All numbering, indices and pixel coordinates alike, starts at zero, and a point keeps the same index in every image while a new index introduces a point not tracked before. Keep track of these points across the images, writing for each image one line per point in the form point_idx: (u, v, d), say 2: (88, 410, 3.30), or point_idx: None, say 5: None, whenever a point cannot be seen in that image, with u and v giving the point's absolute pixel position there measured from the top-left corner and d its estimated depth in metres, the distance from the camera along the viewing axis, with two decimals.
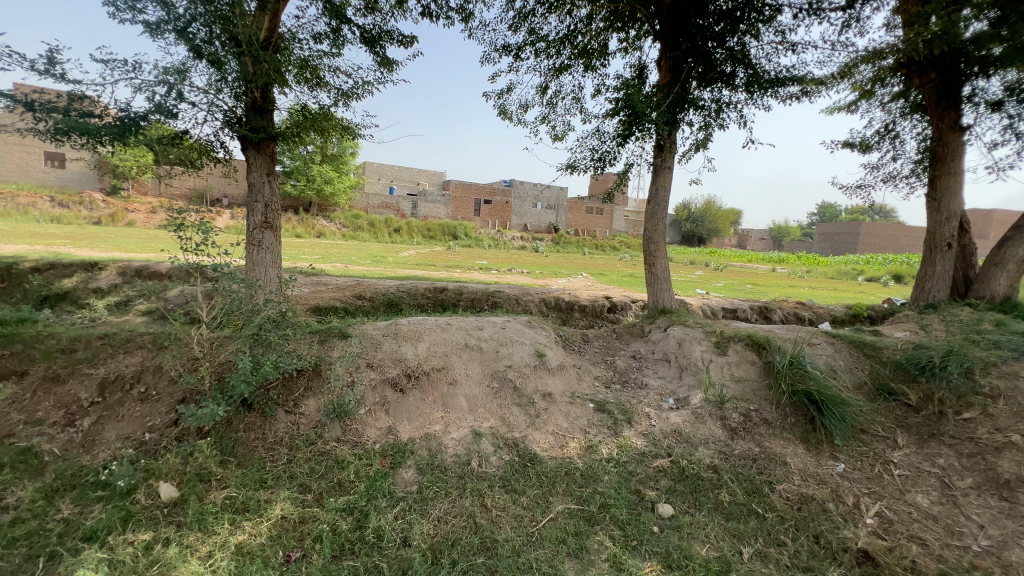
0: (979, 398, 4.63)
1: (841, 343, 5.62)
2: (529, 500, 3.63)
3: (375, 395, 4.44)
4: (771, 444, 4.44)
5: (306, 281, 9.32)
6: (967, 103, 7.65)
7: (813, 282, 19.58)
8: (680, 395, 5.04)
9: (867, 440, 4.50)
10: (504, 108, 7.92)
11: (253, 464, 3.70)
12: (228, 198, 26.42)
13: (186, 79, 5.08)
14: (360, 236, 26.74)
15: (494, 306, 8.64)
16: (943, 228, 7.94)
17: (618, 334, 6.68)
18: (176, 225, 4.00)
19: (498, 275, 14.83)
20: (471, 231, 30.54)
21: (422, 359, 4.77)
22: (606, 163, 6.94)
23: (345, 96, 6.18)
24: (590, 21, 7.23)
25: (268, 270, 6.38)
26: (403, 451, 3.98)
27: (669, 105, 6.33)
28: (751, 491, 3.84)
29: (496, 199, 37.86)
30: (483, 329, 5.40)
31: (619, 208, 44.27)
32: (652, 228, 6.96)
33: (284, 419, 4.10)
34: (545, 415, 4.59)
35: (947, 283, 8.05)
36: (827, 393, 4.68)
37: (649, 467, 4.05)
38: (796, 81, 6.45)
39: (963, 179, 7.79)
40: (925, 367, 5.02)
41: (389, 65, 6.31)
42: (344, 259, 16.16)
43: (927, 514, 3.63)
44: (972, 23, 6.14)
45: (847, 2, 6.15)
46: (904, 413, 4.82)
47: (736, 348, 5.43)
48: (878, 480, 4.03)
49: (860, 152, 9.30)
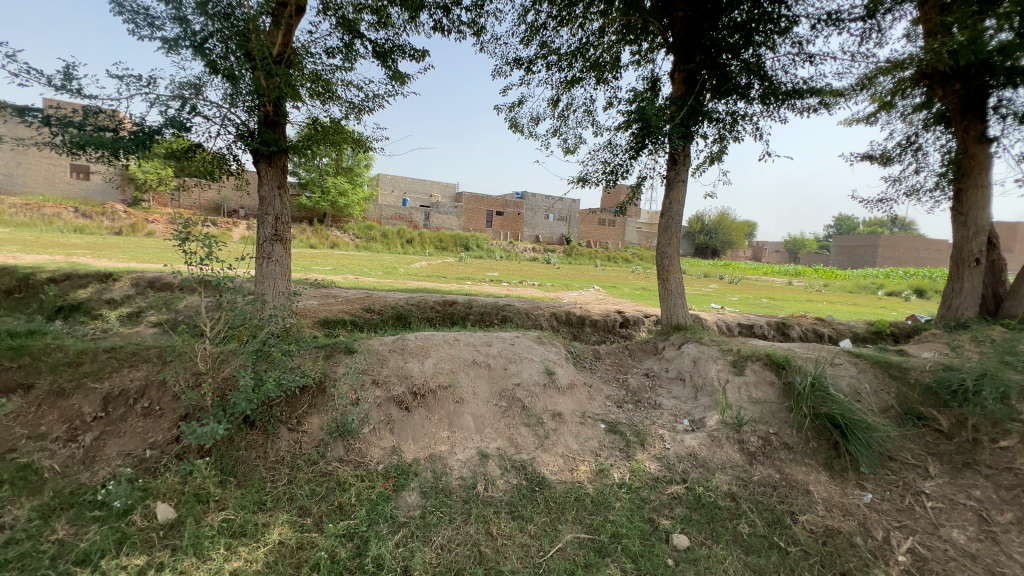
0: (1017, 425, 4.34)
1: (865, 363, 5.37)
2: (537, 528, 3.46)
3: (379, 412, 4.33)
4: (793, 470, 4.23)
5: (316, 294, 9.31)
6: (993, 114, 7.42)
7: (833, 297, 19.14)
8: (696, 417, 4.83)
9: (896, 469, 4.25)
10: (515, 121, 7.88)
11: (253, 484, 3.61)
12: (245, 209, 26.93)
13: (201, 94, 5.13)
14: (373, 247, 27.04)
15: (504, 320, 8.51)
16: (970, 243, 7.67)
17: (630, 351, 6.51)
18: (180, 238, 3.95)
19: (509, 287, 14.81)
20: (483, 243, 30.57)
21: (429, 376, 4.65)
22: (619, 176, 6.84)
23: (356, 109, 6.17)
24: (602, 34, 7.21)
25: (277, 283, 6.34)
26: (407, 472, 3.86)
27: (684, 117, 6.21)
28: (771, 523, 3.62)
29: (508, 211, 38.00)
30: (491, 345, 5.28)
31: (632, 220, 44.45)
32: (666, 242, 6.79)
33: (287, 436, 4.03)
34: (554, 436, 4.42)
35: (975, 300, 7.74)
36: (851, 417, 4.44)
37: (663, 493, 3.87)
38: (813, 94, 6.32)
39: (990, 193, 7.51)
40: (957, 391, 4.75)
41: (401, 78, 6.30)
42: (355, 271, 15.92)
43: (965, 552, 3.39)
44: (997, 34, 5.96)
45: (867, 12, 6.00)
46: (936, 440, 4.55)
47: (755, 368, 5.20)
48: (909, 513, 3.79)
49: (881, 165, 9.08)
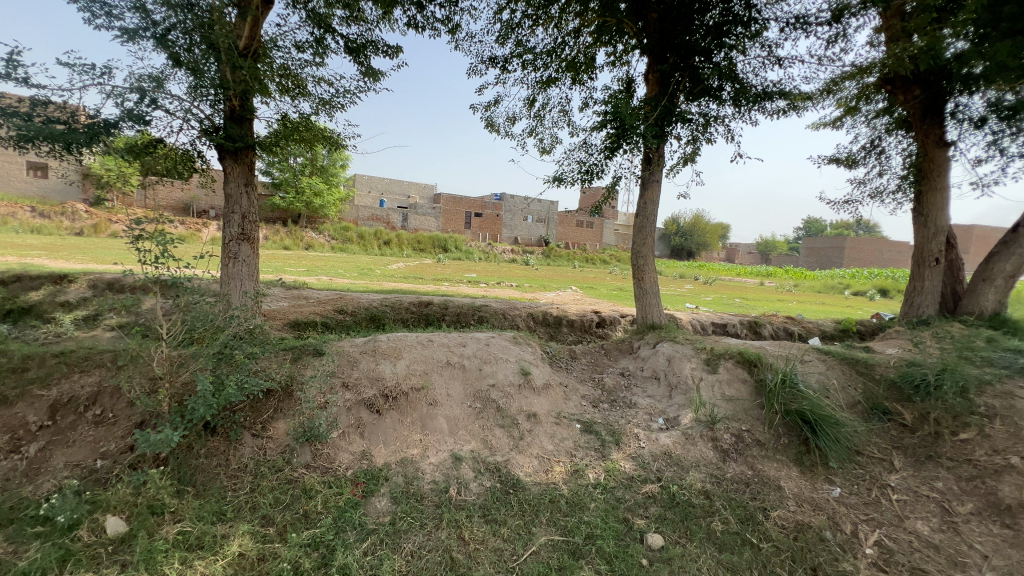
0: (976, 417, 4.48)
1: (833, 360, 5.47)
2: (511, 531, 3.40)
3: (349, 416, 4.20)
4: (765, 466, 4.27)
5: (287, 295, 9.03)
6: (951, 119, 7.71)
7: (803, 296, 19.66)
8: (670, 415, 4.85)
9: (863, 463, 4.34)
10: (491, 121, 7.83)
11: (213, 494, 3.44)
12: (215, 209, 26.13)
13: (162, 87, 4.89)
14: (349, 247, 26.75)
15: (481, 320, 8.42)
16: (931, 243, 7.95)
17: (606, 350, 6.50)
18: (133, 237, 3.74)
19: (487, 288, 14.78)
20: (462, 244, 30.42)
21: (401, 378, 4.53)
22: (594, 176, 6.83)
23: (327, 105, 5.97)
24: (578, 35, 7.21)
25: (243, 284, 6.11)
26: (377, 478, 3.74)
27: (658, 118, 6.25)
28: (744, 519, 3.64)
29: (487, 212, 37.88)
30: (466, 345, 5.18)
31: (610, 222, 44.95)
32: (641, 242, 6.82)
33: (251, 443, 3.87)
34: (529, 438, 4.36)
35: (936, 298, 8.00)
36: (821, 412, 4.52)
37: (638, 492, 3.85)
38: (783, 96, 6.44)
39: (949, 194, 7.80)
40: (920, 385, 4.88)
41: (374, 74, 6.14)
42: (331, 271, 16.02)
43: (928, 543, 3.49)
44: (954, 42, 6.20)
45: (834, 17, 6.14)
46: (900, 433, 4.66)
47: (728, 366, 5.24)
48: (876, 506, 3.87)
49: (847, 168, 9.35)
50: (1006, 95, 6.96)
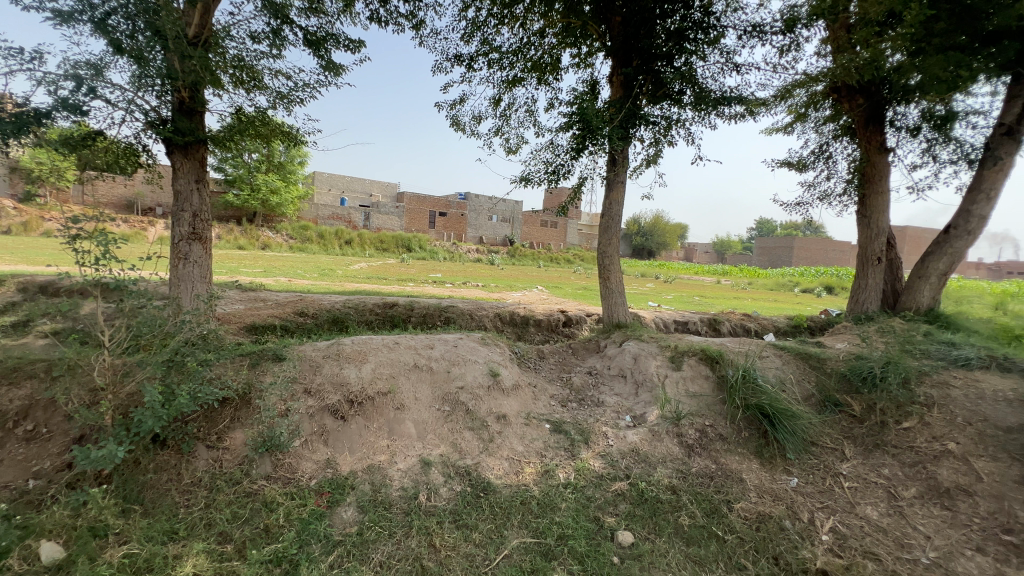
0: (916, 407, 4.79)
1: (788, 355, 5.70)
2: (482, 536, 3.36)
3: (312, 423, 4.04)
4: (727, 460, 4.41)
5: (242, 297, 8.61)
6: (891, 127, 8.23)
7: (757, 294, 20.53)
8: (637, 413, 4.93)
9: (818, 453, 4.55)
10: (456, 120, 7.74)
11: (163, 512, 3.23)
12: (161, 207, 24.68)
13: (101, 75, 4.55)
14: (309, 247, 25.92)
15: (447, 321, 8.31)
16: (873, 243, 8.46)
17: (573, 349, 6.54)
18: (69, 237, 3.45)
19: (452, 288, 14.61)
20: (426, 243, 30.05)
21: (367, 382, 4.38)
22: (561, 177, 6.86)
23: (285, 100, 5.71)
24: (543, 36, 7.23)
25: (195, 287, 5.77)
26: (343, 487, 3.61)
27: (622, 120, 6.35)
28: (709, 513, 3.74)
29: (451, 212, 37.54)
30: (434, 347, 5.06)
31: (573, 222, 45.55)
32: (607, 242, 6.90)
33: (205, 455, 3.67)
34: (499, 439, 4.32)
35: (878, 295, 8.51)
36: (778, 406, 4.71)
37: (607, 490, 3.88)
38: (739, 101, 6.68)
39: (889, 198, 8.32)
40: (867, 377, 5.16)
41: (334, 69, 5.92)
42: (290, 272, 15.47)
43: (878, 527, 3.69)
44: (894, 55, 6.62)
45: (787, 27, 6.41)
46: (850, 424, 4.91)
47: (691, 363, 5.36)
48: (830, 494, 4.07)
49: (798, 172, 9.81)
50: (938, 106, 7.49)
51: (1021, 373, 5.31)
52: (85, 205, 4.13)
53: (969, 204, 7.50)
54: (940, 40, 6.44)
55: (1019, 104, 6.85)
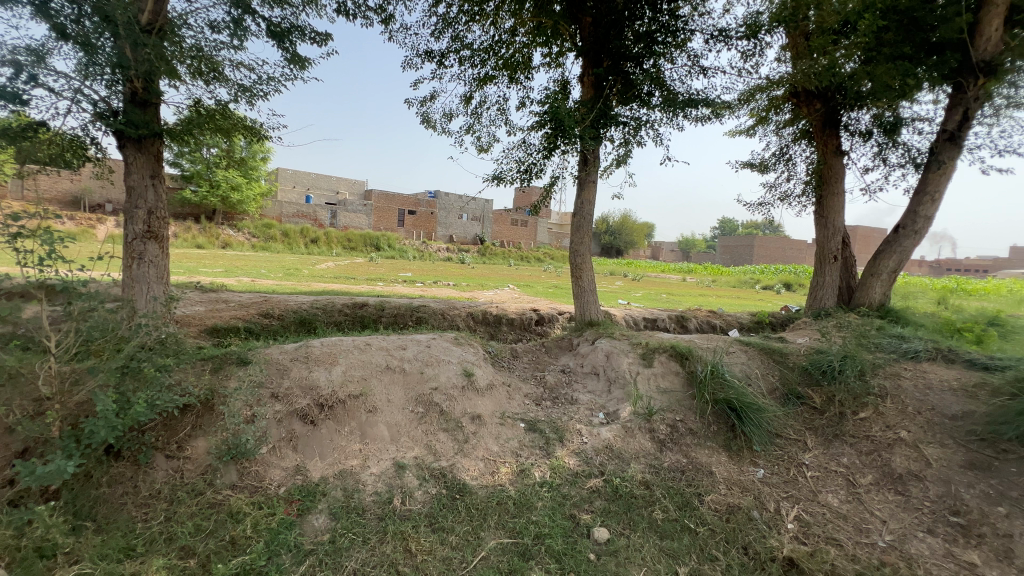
0: (872, 397, 5.04)
1: (753, 350, 5.90)
2: (459, 539, 3.32)
3: (280, 429, 3.90)
4: (697, 453, 4.52)
5: (201, 298, 8.24)
6: (845, 131, 8.63)
7: (720, 291, 21.20)
8: (610, 409, 4.99)
9: (782, 444, 4.72)
10: (427, 117, 7.63)
11: (118, 527, 3.06)
12: (111, 203, 23.35)
13: (44, 62, 4.24)
14: (273, 246, 25.08)
15: (419, 321, 8.20)
16: (830, 243, 8.86)
17: (546, 348, 6.56)
18: (7, 236, 3.20)
19: (423, 288, 14.40)
20: (395, 242, 29.59)
21: (337, 385, 4.26)
22: (533, 176, 6.87)
23: (248, 92, 5.48)
24: (514, 34, 7.21)
25: (151, 288, 5.48)
26: (314, 494, 3.51)
27: (593, 120, 6.40)
28: (681, 506, 3.82)
29: (421, 210, 37.09)
30: (406, 348, 4.98)
31: (543, 221, 45.83)
32: (579, 241, 6.95)
33: (165, 466, 3.50)
34: (474, 440, 4.29)
35: (834, 292, 8.92)
36: (745, 400, 4.87)
37: (583, 488, 3.91)
38: (706, 104, 6.86)
39: (844, 199, 8.73)
40: (826, 370, 5.39)
41: (300, 61, 5.72)
42: (253, 271, 14.93)
43: (838, 514, 3.87)
44: (849, 62, 6.93)
45: (750, 33, 6.62)
46: (811, 415, 5.12)
47: (661, 359, 5.47)
48: (794, 483, 4.23)
49: (760, 173, 10.15)
50: (887, 112, 7.91)
51: (963, 364, 5.68)
52: (28, 202, 3.85)
53: (916, 205, 7.94)
54: (890, 50, 6.80)
55: (960, 112, 7.29)
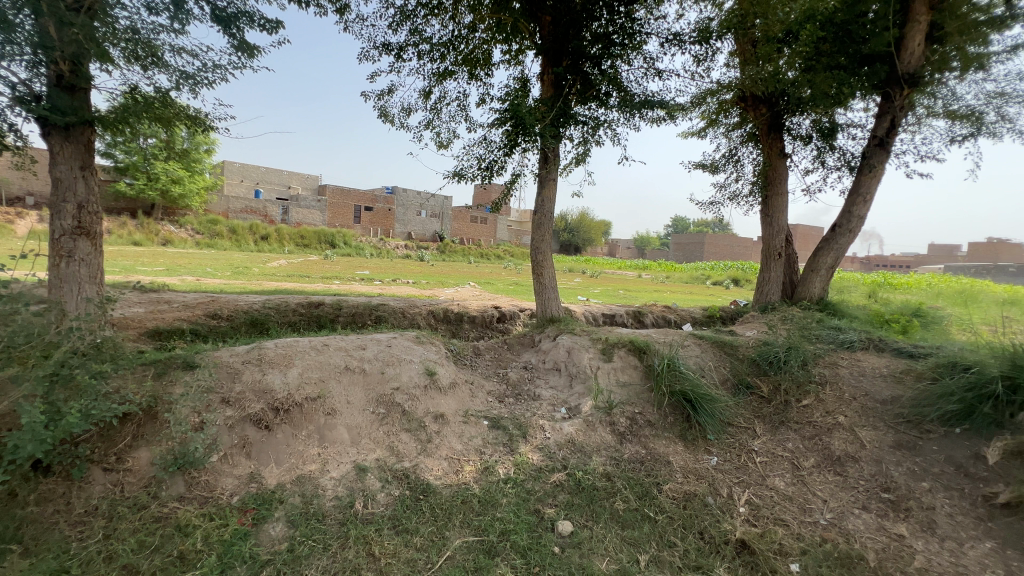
0: (813, 385, 5.37)
1: (706, 343, 6.15)
2: (424, 540, 3.29)
3: (231, 435, 3.73)
4: (655, 444, 4.67)
5: (140, 299, 7.72)
6: (787, 135, 9.14)
7: (673, 287, 21.97)
8: (572, 404, 5.08)
9: (733, 432, 4.96)
10: (384, 111, 7.46)
11: (50, 547, 2.84)
12: (33, 196, 21.40)
13: None
14: (219, 243, 23.79)
15: (379, 320, 8.01)
16: (774, 240, 9.36)
17: (508, 345, 6.58)
18: None
19: (381, 286, 14.11)
20: (351, 239, 28.77)
21: (294, 389, 4.11)
22: (494, 173, 6.87)
23: (190, 79, 5.14)
24: (473, 30, 7.16)
25: (82, 288, 5.08)
26: (270, 502, 3.38)
27: (553, 118, 6.45)
28: (641, 496, 3.95)
29: (378, 206, 36.24)
30: (366, 348, 4.85)
31: (503, 218, 45.92)
32: (540, 238, 7.01)
33: (103, 479, 3.29)
34: (437, 439, 4.24)
35: (778, 287, 9.43)
36: (699, 391, 5.08)
37: (547, 483, 3.96)
38: (661, 106, 7.08)
39: (787, 199, 9.24)
40: (773, 361, 5.70)
41: (248, 49, 5.43)
42: (198, 270, 14.11)
43: (785, 496, 4.11)
44: (791, 69, 7.34)
45: (702, 37, 6.88)
46: (759, 404, 5.40)
47: (621, 354, 5.61)
48: (744, 469, 4.46)
49: (711, 173, 10.59)
50: (825, 118, 8.43)
51: (892, 352, 6.15)
52: None
53: (851, 205, 8.51)
54: (827, 59, 7.27)
55: (888, 119, 7.76)
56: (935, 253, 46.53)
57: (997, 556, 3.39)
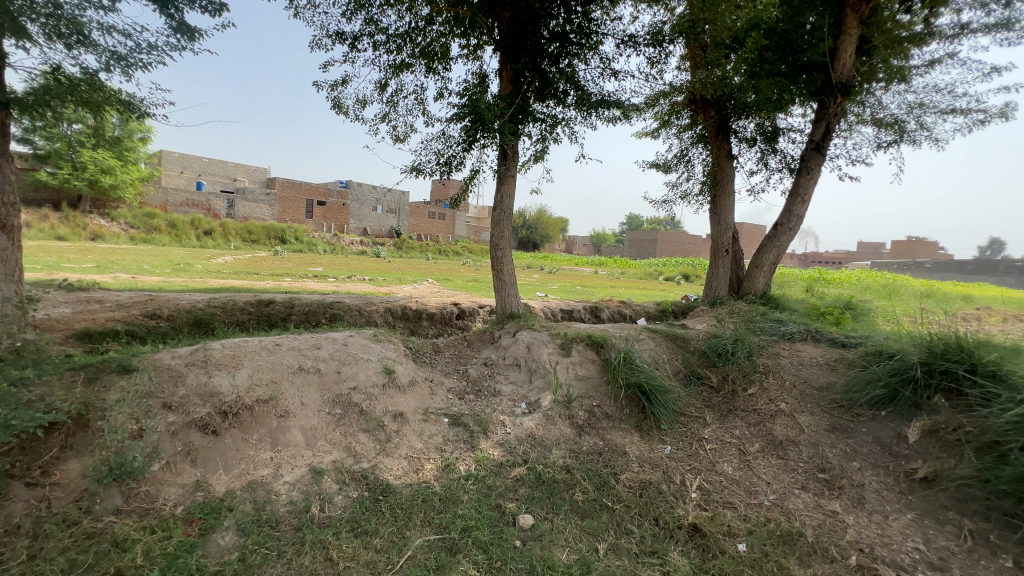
0: (758, 374, 5.69)
1: (660, 337, 6.37)
2: (383, 541, 3.24)
3: (174, 442, 3.52)
4: (613, 436, 4.80)
5: (67, 298, 7.12)
6: (734, 137, 9.58)
7: (628, 283, 22.59)
8: (532, 399, 5.13)
9: (685, 421, 5.18)
10: (338, 102, 7.22)
11: None
12: None
13: None
14: (157, 238, 22.28)
15: (334, 318, 7.77)
16: (722, 237, 9.81)
17: (468, 341, 6.56)
18: None
19: (336, 283, 13.69)
20: (303, 235, 27.69)
21: (243, 391, 3.91)
22: (453, 169, 6.81)
23: (122, 60, 4.76)
24: (430, 22, 7.04)
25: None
26: (218, 510, 3.22)
27: (512, 115, 6.47)
28: (599, 486, 4.05)
29: (331, 201, 35.09)
30: (321, 347, 4.70)
31: (461, 214, 45.64)
32: (499, 234, 7.01)
33: (26, 495, 3.03)
34: (396, 438, 4.16)
35: (726, 282, 9.89)
36: (653, 383, 5.26)
37: (507, 477, 3.99)
38: (616, 106, 7.24)
39: (734, 199, 9.70)
40: (721, 353, 5.99)
41: (188, 31, 5.09)
42: (133, 266, 13.17)
43: (732, 480, 4.34)
44: (736, 74, 7.70)
45: (655, 40, 7.08)
46: (709, 394, 5.66)
47: (579, 348, 5.72)
48: (696, 456, 4.67)
49: (664, 173, 10.95)
50: (768, 122, 8.90)
51: (827, 342, 6.60)
52: None
53: (791, 205, 9.04)
54: (770, 67, 7.65)
55: (823, 125, 8.29)
56: (864, 251, 50.19)
57: (917, 525, 3.72)
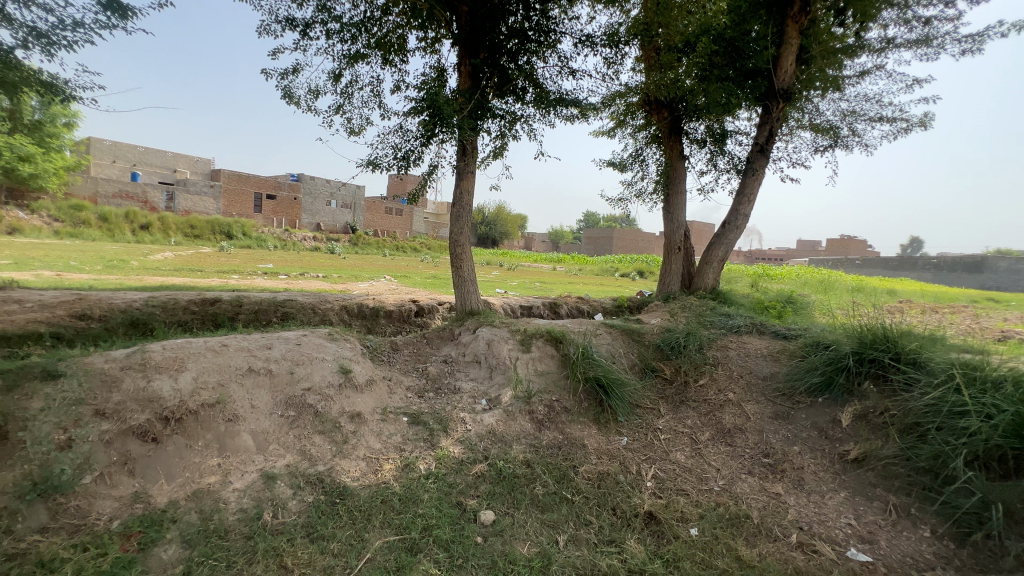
0: (708, 366, 5.95)
1: (617, 331, 6.52)
2: (341, 545, 3.15)
3: (109, 452, 3.29)
4: (572, 429, 4.89)
5: None
6: (686, 139, 9.93)
7: (586, 279, 23.01)
8: (492, 395, 5.14)
9: (641, 413, 5.35)
10: (288, 91, 6.91)
11: None
12: None
13: None
14: (86, 232, 20.57)
15: (286, 317, 7.47)
16: (675, 235, 10.16)
17: (427, 339, 6.47)
18: None
19: (288, 280, 13.15)
20: (251, 229, 26.39)
21: (186, 395, 3.69)
22: (411, 164, 6.67)
23: (41, 37, 4.35)
24: (387, 13, 6.86)
25: None
26: (160, 523, 3.04)
27: (470, 111, 6.40)
28: (559, 479, 4.12)
29: (281, 194, 33.64)
30: (272, 347, 4.51)
31: (419, 210, 44.94)
32: (458, 231, 6.96)
33: None
34: (353, 439, 4.06)
35: (678, 278, 10.26)
36: (610, 377, 5.39)
37: (468, 474, 3.98)
38: (574, 105, 7.33)
39: (685, 198, 10.06)
40: (674, 346, 6.22)
41: (118, 9, 4.72)
42: (58, 263, 12.12)
43: (684, 468, 4.53)
44: (688, 77, 7.96)
45: (611, 40, 7.19)
46: (663, 386, 5.86)
47: (538, 344, 5.77)
48: (650, 447, 4.84)
49: (620, 172, 11.20)
50: (717, 124, 9.28)
51: (771, 334, 6.99)
52: None
53: (738, 204, 9.48)
54: (719, 71, 7.95)
55: (767, 129, 8.71)
56: (802, 248, 53.36)
57: (849, 503, 4.02)
